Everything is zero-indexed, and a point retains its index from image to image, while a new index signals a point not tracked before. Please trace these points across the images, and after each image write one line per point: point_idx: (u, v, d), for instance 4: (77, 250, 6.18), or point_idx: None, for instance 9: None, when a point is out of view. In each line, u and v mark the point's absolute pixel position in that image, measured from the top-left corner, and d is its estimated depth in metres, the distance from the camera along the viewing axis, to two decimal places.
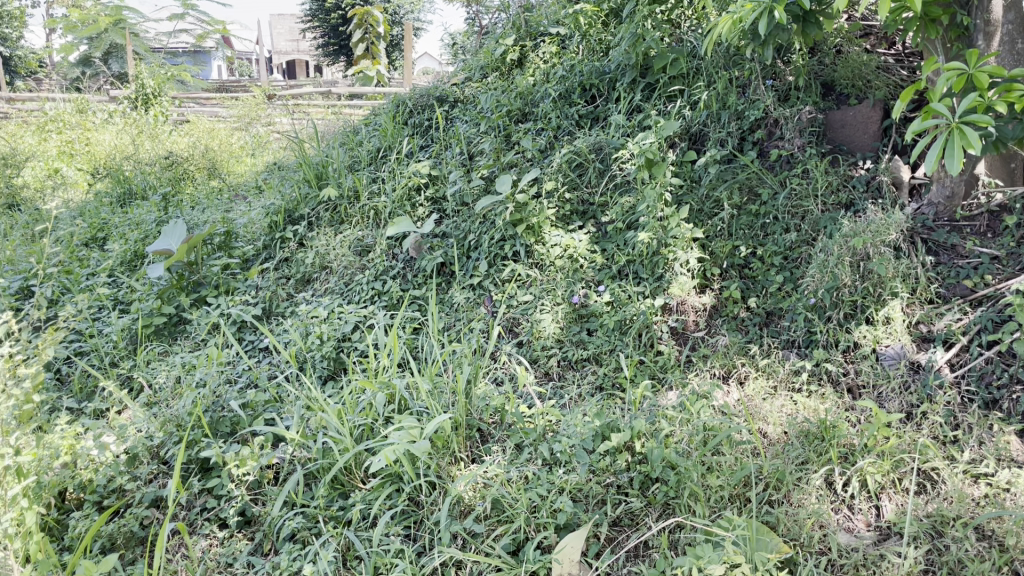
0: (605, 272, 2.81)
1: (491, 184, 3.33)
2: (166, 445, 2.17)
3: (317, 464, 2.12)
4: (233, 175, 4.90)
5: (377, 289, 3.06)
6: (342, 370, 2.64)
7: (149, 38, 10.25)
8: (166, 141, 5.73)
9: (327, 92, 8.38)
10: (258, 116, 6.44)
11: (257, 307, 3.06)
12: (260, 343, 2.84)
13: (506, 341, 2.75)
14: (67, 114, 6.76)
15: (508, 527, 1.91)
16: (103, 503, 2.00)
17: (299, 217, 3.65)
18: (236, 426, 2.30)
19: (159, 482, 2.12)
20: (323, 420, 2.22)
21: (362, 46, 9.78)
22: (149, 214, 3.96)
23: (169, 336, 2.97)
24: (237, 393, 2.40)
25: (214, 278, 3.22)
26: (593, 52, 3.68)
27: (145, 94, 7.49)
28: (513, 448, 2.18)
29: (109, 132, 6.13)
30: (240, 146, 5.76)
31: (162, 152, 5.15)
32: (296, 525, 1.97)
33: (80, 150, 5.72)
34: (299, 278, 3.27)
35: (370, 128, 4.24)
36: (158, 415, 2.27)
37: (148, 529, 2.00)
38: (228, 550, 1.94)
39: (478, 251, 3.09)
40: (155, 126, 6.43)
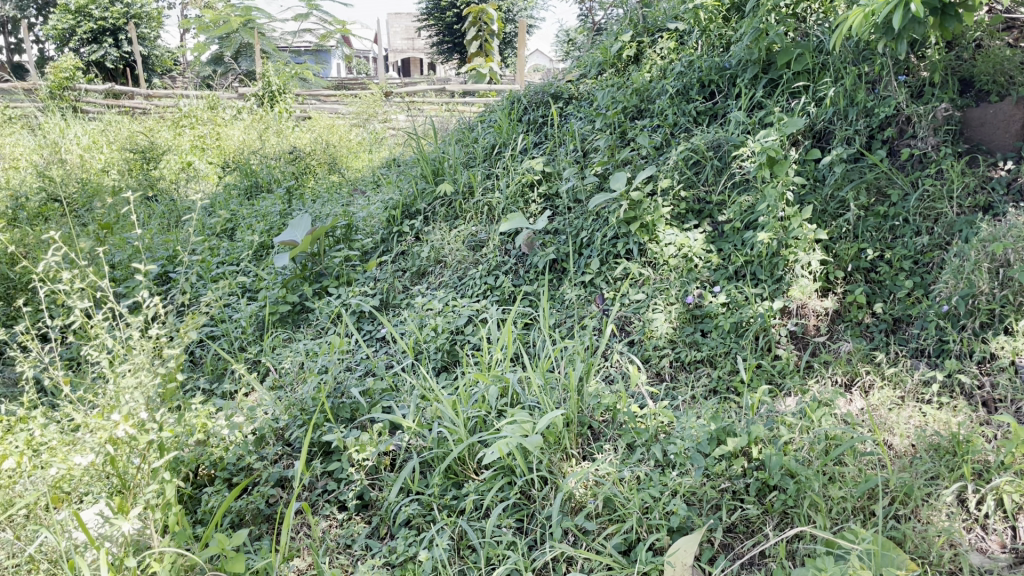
0: (721, 273, 2.75)
1: (605, 181, 3.31)
2: (291, 428, 2.28)
3: (432, 453, 2.17)
4: (351, 169, 5.06)
5: (489, 284, 3.08)
6: (455, 363, 2.68)
7: (275, 37, 10.72)
8: (290, 136, 5.99)
9: (441, 89, 8.53)
10: (376, 112, 6.71)
11: (375, 298, 3.15)
12: (377, 333, 2.93)
13: (617, 340, 2.73)
14: (199, 111, 7.14)
15: (620, 526, 1.90)
16: (233, 480, 2.12)
17: (416, 212, 3.73)
18: (355, 413, 2.38)
19: (284, 463, 2.22)
20: (438, 410, 2.27)
21: (476, 43, 9.89)
22: (274, 206, 4.14)
23: (293, 323, 3.10)
24: (356, 381, 2.49)
25: (336, 269, 3.33)
26: (713, 47, 3.59)
27: (271, 91, 7.86)
28: (624, 448, 2.16)
29: (238, 128, 6.45)
30: (358, 141, 5.95)
31: (286, 147, 5.38)
32: (412, 511, 2.02)
33: (211, 144, 6.03)
34: (414, 271, 3.34)
35: (485, 124, 4.28)
36: (284, 399, 2.38)
37: (273, 507, 2.10)
38: (347, 532, 2.02)
39: (590, 248, 3.07)
40: (281, 122, 6.72)
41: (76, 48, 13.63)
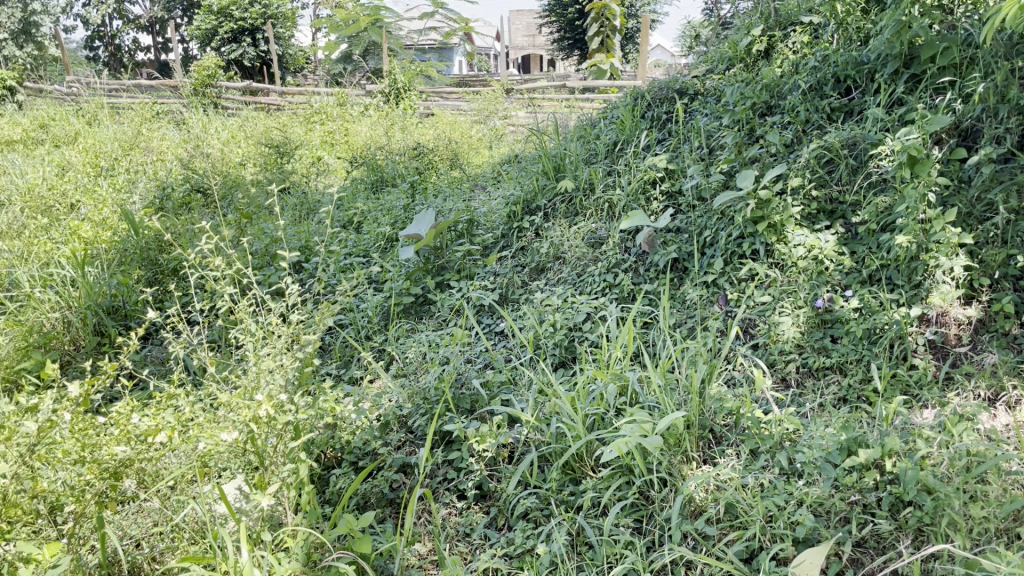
0: (854, 277, 2.63)
1: (730, 179, 3.23)
2: (414, 416, 2.35)
3: (550, 448, 2.18)
4: (472, 165, 5.15)
5: (609, 282, 3.05)
6: (573, 360, 2.68)
7: (402, 36, 11.02)
8: (415, 133, 6.15)
9: (561, 86, 8.54)
10: (496, 110, 6.79)
11: (495, 292, 3.18)
12: (497, 327, 2.96)
13: (741, 342, 2.67)
14: (330, 108, 7.43)
15: (742, 533, 1.86)
16: (359, 464, 2.20)
17: (536, 208, 3.75)
18: (475, 404, 2.42)
19: (407, 449, 2.29)
20: (557, 406, 2.27)
21: (597, 39, 9.84)
22: (399, 200, 4.25)
23: (416, 314, 3.18)
24: (477, 372, 2.53)
25: (458, 263, 3.39)
26: (851, 41, 3.42)
27: (397, 89, 8.11)
28: (748, 453, 2.10)
29: (366, 124, 6.67)
30: (478, 138, 6.03)
31: (411, 144, 5.53)
32: (529, 504, 2.04)
33: (340, 140, 6.27)
34: (533, 267, 3.35)
35: (607, 120, 4.25)
36: (408, 387, 2.46)
37: (396, 492, 2.17)
38: (466, 520, 2.06)
39: (714, 248, 3.00)
40: (406, 119, 6.91)
41: (218, 47, 14.44)
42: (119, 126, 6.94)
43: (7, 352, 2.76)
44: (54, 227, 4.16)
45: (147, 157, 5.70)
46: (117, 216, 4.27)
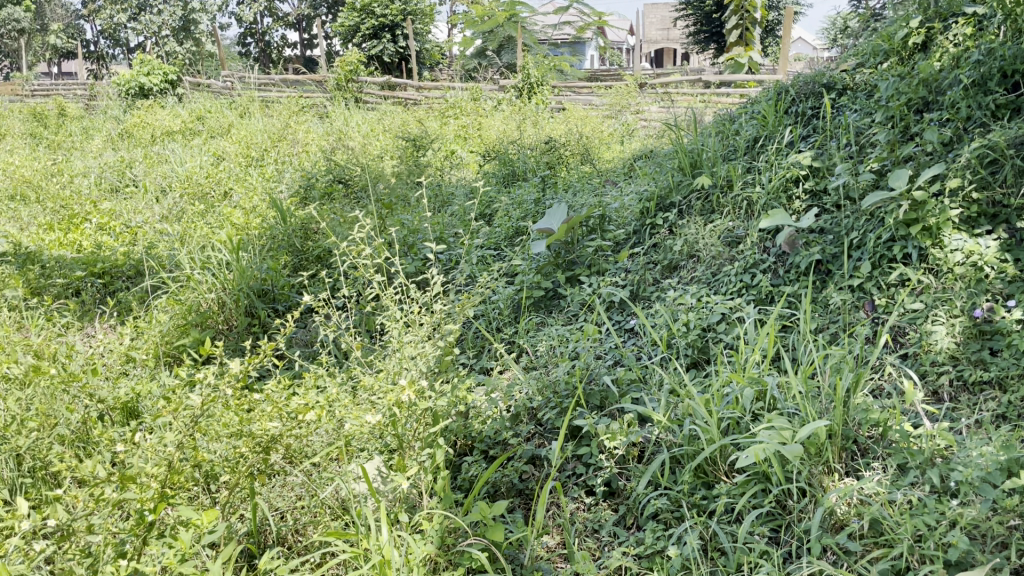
0: (1018, 286, 2.44)
1: (881, 178, 3.06)
2: (543, 408, 2.36)
3: (682, 450, 2.13)
4: (603, 160, 5.12)
5: (746, 282, 2.95)
6: (706, 361, 2.61)
7: (536, 30, 11.10)
8: (546, 127, 6.17)
9: (696, 80, 8.37)
10: (628, 104, 6.73)
11: (626, 289, 3.12)
12: (627, 324, 2.92)
13: (888, 351, 2.53)
14: (465, 102, 7.56)
15: (888, 551, 1.77)
16: (489, 452, 2.24)
17: (670, 204, 3.65)
18: (605, 400, 2.40)
19: (537, 442, 2.31)
20: (691, 407, 2.22)
21: (736, 32, 9.56)
22: (530, 194, 4.27)
23: (546, 308, 3.18)
24: (608, 369, 2.51)
25: (589, 258, 3.36)
26: (1021, 33, 3.17)
27: (529, 84, 8.17)
28: (895, 469, 1.99)
29: (498, 118, 6.77)
30: (610, 133, 5.98)
31: (543, 138, 5.56)
32: (660, 505, 2.02)
33: (473, 134, 6.38)
34: (666, 264, 3.25)
35: (748, 115, 4.12)
36: (539, 380, 2.47)
37: (526, 483, 2.19)
38: (595, 516, 2.05)
39: (861, 250, 2.85)
40: (538, 113, 6.95)
41: (359, 42, 14.98)
42: (268, 119, 7.31)
43: (169, 329, 2.97)
44: (209, 214, 4.44)
45: (293, 148, 5.98)
46: (265, 204, 4.50)
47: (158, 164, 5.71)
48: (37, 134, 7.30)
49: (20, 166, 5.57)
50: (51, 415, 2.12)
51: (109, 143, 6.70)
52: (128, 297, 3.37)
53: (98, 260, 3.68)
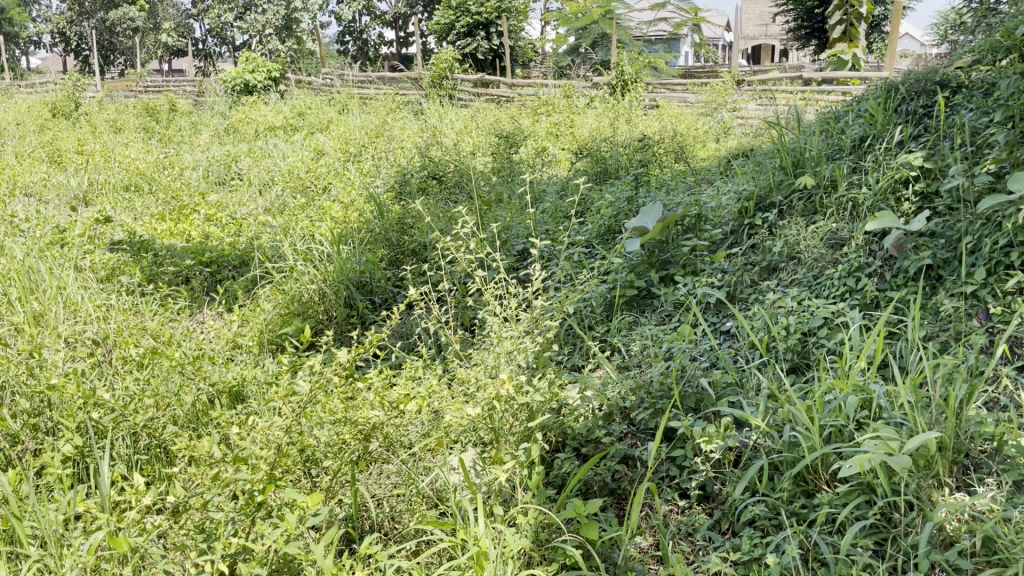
0: None
1: (999, 180, 2.91)
2: (637, 408, 2.34)
3: (782, 456, 2.08)
4: (698, 158, 5.04)
5: (849, 286, 2.85)
6: (807, 366, 2.53)
7: (631, 26, 11.01)
8: (640, 124, 6.12)
9: (796, 78, 8.14)
10: (724, 101, 6.60)
11: (723, 290, 3.04)
12: (723, 325, 2.86)
13: (1004, 362, 2.40)
14: (558, 99, 7.57)
15: (1003, 571, 1.67)
16: (581, 450, 2.24)
17: (770, 204, 3.56)
18: (700, 403, 2.36)
19: (630, 441, 2.29)
20: (791, 413, 2.16)
21: (840, 27, 9.26)
22: (623, 191, 4.23)
23: (639, 307, 3.15)
24: (704, 371, 2.47)
25: (683, 257, 3.30)
26: None
27: (623, 80, 8.11)
28: (1011, 485, 1.89)
29: (591, 115, 6.74)
30: (705, 131, 5.88)
31: (637, 136, 5.52)
32: (758, 511, 1.97)
33: (565, 131, 6.38)
34: (765, 266, 3.16)
35: (854, 113, 3.98)
36: (633, 380, 2.44)
37: (619, 482, 2.17)
38: (689, 519, 2.03)
39: (976, 255, 2.72)
40: (632, 110, 6.89)
41: (455, 40, 15.20)
42: (365, 115, 7.49)
43: (272, 318, 3.08)
44: (310, 207, 4.58)
45: (389, 144, 6.10)
46: (362, 199, 4.61)
47: (261, 159, 5.92)
48: (151, 127, 7.67)
49: (135, 159, 5.86)
50: (167, 396, 2.23)
51: (215, 137, 6.99)
52: (235, 286, 3.51)
53: (206, 250, 3.85)
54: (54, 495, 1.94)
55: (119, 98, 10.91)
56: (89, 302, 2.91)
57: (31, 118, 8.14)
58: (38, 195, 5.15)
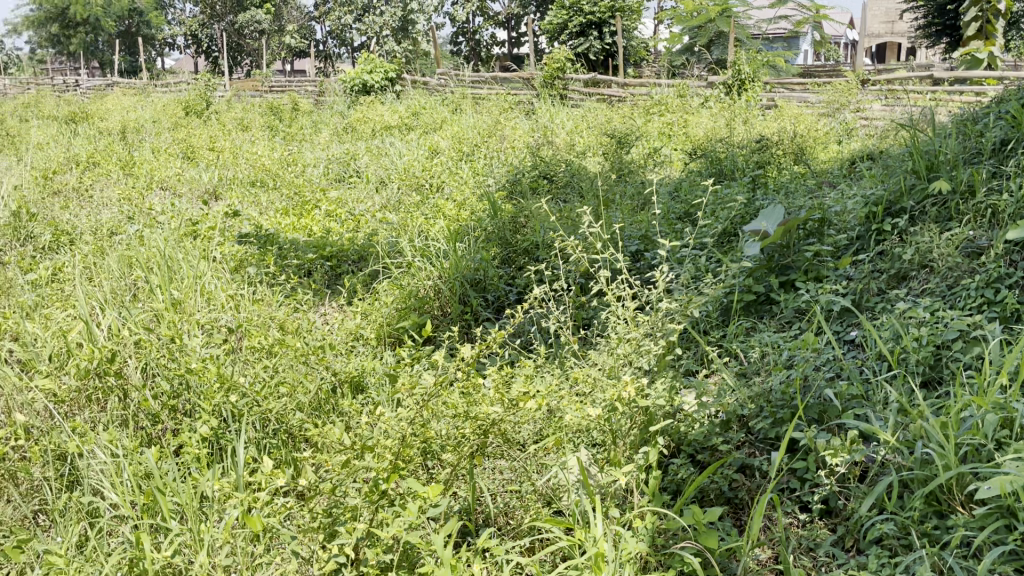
0: None
1: None
2: (756, 416, 2.28)
3: (913, 474, 1.99)
4: (819, 161, 4.87)
5: (988, 297, 2.69)
6: (940, 381, 2.41)
7: (749, 24, 10.72)
8: (757, 125, 5.95)
9: (926, 78, 7.74)
10: (847, 102, 6.34)
11: (847, 298, 2.93)
12: (848, 335, 2.76)
13: None
14: (671, 99, 7.44)
15: None
16: (697, 457, 2.19)
17: (900, 210, 3.40)
18: (823, 414, 2.28)
19: (748, 450, 2.24)
20: (923, 429, 2.06)
21: (976, 24, 8.74)
22: (740, 193, 4.13)
23: (757, 313, 3.07)
24: (828, 382, 2.38)
25: (804, 263, 3.16)
26: None
27: (740, 80, 7.91)
28: None
29: (706, 116, 6.61)
30: (826, 132, 5.68)
31: (754, 137, 5.37)
32: (887, 530, 1.89)
33: (678, 131, 6.28)
34: (893, 274, 3.02)
35: (995, 115, 3.75)
36: (752, 387, 2.38)
37: (736, 491, 2.13)
38: (812, 534, 1.96)
39: None
40: (748, 110, 6.72)
41: (567, 39, 15.22)
42: (478, 115, 7.58)
43: (390, 312, 3.16)
44: (424, 204, 4.69)
45: (502, 143, 6.16)
46: (476, 198, 4.67)
47: (379, 157, 6.09)
48: (275, 125, 8.01)
49: (261, 156, 6.13)
50: (295, 384, 2.33)
51: (334, 136, 7.23)
52: (355, 280, 3.63)
53: (327, 245, 3.99)
54: (192, 473, 2.05)
55: (244, 98, 11.42)
56: (223, 292, 3.06)
57: (168, 116, 8.64)
58: (173, 189, 5.45)
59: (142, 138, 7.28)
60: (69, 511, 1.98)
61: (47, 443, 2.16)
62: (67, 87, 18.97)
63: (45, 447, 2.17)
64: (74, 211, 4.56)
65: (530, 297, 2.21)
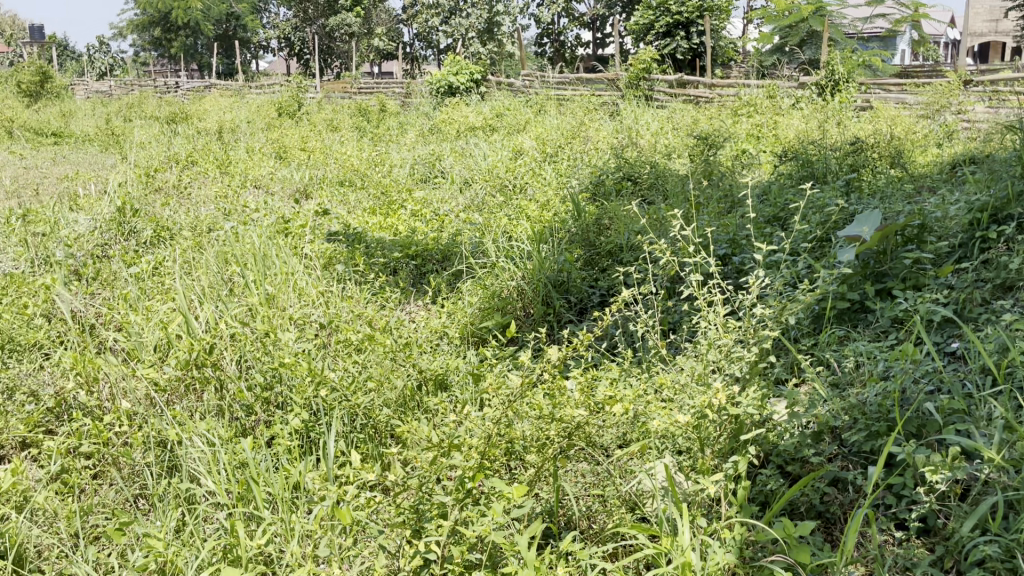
0: None
1: None
2: (849, 428, 2.20)
3: (1020, 494, 1.87)
4: (918, 165, 4.68)
5: None
6: None
7: (844, 23, 10.39)
8: (852, 127, 5.76)
9: None
10: (948, 103, 6.08)
11: (949, 308, 2.80)
12: (949, 347, 2.64)
13: None
14: (760, 100, 7.28)
15: None
16: (786, 468, 2.13)
17: (1007, 217, 3.23)
18: (922, 429, 2.19)
19: (840, 463, 2.17)
20: None
21: None
22: (834, 196, 4.00)
23: (850, 321, 2.97)
24: (928, 395, 2.28)
25: (903, 271, 3.04)
26: None
27: (833, 81, 7.68)
28: None
29: (797, 117, 6.44)
30: (925, 134, 5.46)
31: (849, 139, 5.20)
32: (991, 553, 1.79)
33: (767, 133, 6.14)
34: (999, 284, 2.88)
35: None
36: (846, 397, 2.30)
37: (827, 505, 2.06)
38: (908, 553, 1.88)
39: None
40: (842, 111, 6.51)
41: (653, 40, 15.07)
42: (563, 116, 7.57)
43: (475, 312, 3.19)
44: (508, 205, 4.71)
45: (586, 145, 6.14)
46: (560, 199, 4.66)
47: (464, 158, 6.16)
48: (364, 126, 8.18)
49: (350, 156, 6.28)
50: (382, 380, 2.37)
51: (421, 136, 7.35)
52: (440, 279, 3.67)
53: (413, 244, 4.05)
54: (283, 464, 2.11)
55: (335, 99, 11.72)
56: (314, 288, 3.14)
57: (261, 117, 8.92)
58: (266, 187, 5.63)
59: (238, 138, 7.55)
60: (168, 496, 2.06)
61: (149, 429, 2.26)
62: (168, 88, 19.80)
63: (148, 433, 2.26)
64: (174, 207, 4.76)
65: (617, 299, 2.19)
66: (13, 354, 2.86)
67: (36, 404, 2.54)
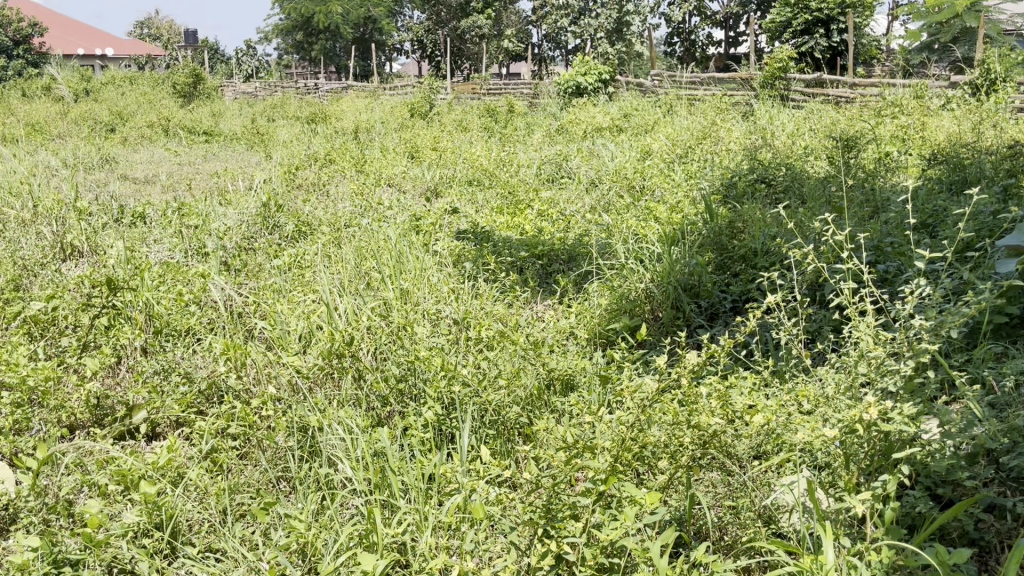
0: None
1: None
2: (1010, 452, 2.04)
3: None
4: None
5: None
6: None
7: (1002, 18, 9.68)
8: (1010, 129, 5.36)
9: None
10: None
11: None
12: None
13: None
14: (906, 101, 6.89)
15: None
16: (937, 490, 2.00)
17: None
18: None
19: (998, 488, 2.01)
20: None
21: None
22: (991, 202, 3.72)
23: (1007, 337, 2.76)
24: None
25: None
26: None
27: (989, 79, 7.17)
28: None
29: (948, 118, 6.06)
30: None
31: (1007, 142, 4.84)
32: None
33: (914, 135, 5.80)
34: None
35: None
36: (1007, 419, 2.13)
37: (981, 533, 1.92)
38: None
39: None
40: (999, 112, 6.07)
41: (790, 38, 14.59)
42: (693, 117, 7.42)
43: (603, 314, 3.17)
44: (636, 207, 4.66)
45: (718, 146, 5.99)
46: (690, 201, 4.57)
47: (592, 159, 6.14)
48: (493, 126, 8.30)
49: (479, 156, 6.39)
50: (513, 379, 2.38)
51: (548, 137, 7.38)
52: (567, 280, 3.67)
53: (541, 244, 4.07)
54: (416, 456, 2.16)
55: (465, 100, 11.94)
56: (446, 286, 3.20)
57: (395, 117, 9.19)
58: (398, 185, 5.80)
59: (372, 138, 7.82)
60: (309, 481, 2.15)
61: (293, 415, 2.37)
62: (309, 90, 20.75)
63: (291, 419, 2.36)
64: (313, 204, 4.98)
65: (760, 305, 2.11)
66: (170, 338, 3.06)
67: (190, 386, 2.71)
